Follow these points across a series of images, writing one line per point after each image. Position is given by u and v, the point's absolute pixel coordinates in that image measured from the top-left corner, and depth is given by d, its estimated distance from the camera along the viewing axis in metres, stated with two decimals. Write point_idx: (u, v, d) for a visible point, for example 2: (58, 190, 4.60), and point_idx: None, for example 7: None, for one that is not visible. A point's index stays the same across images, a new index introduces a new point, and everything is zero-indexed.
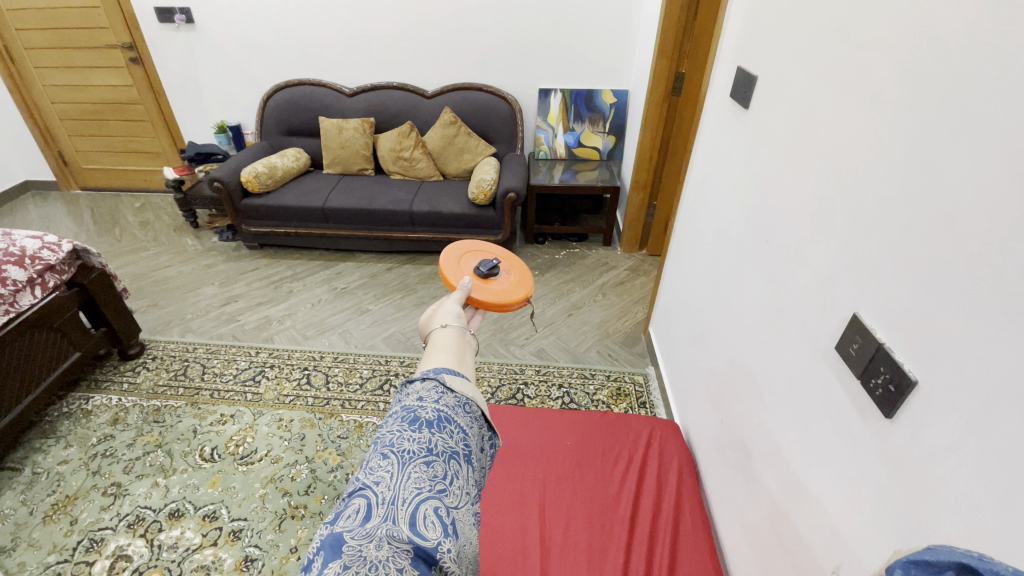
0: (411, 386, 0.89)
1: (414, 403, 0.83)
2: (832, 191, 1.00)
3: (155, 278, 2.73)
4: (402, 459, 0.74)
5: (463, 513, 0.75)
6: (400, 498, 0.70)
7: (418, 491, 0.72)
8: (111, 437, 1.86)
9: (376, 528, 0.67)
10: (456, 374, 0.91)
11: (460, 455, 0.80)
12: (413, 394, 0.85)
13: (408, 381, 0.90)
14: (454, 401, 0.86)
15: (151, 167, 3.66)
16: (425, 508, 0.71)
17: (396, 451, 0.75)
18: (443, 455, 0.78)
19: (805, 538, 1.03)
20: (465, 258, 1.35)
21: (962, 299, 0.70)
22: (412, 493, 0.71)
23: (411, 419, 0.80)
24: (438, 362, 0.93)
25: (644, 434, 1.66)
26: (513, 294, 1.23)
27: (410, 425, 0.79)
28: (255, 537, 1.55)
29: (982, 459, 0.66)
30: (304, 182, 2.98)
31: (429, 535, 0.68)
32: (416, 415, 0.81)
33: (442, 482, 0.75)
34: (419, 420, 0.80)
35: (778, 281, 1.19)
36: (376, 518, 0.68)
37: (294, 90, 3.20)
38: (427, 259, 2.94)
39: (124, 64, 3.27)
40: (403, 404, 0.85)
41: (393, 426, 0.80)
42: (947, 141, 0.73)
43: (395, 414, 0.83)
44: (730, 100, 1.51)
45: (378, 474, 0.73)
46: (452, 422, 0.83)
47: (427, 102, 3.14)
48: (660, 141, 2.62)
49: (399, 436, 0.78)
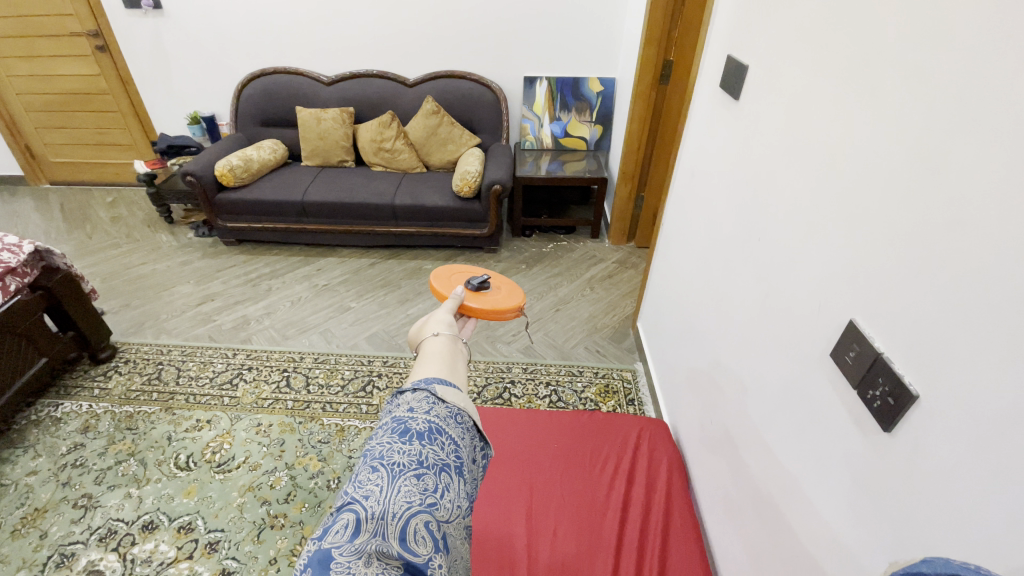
0: (401, 396, 0.82)
1: (404, 415, 0.77)
2: (826, 189, 0.95)
3: (128, 277, 2.63)
4: (392, 473, 0.69)
5: (454, 527, 0.70)
6: (389, 513, 0.65)
7: (408, 505, 0.66)
8: (81, 446, 1.79)
9: (364, 543, 0.62)
10: (447, 384, 0.84)
11: (451, 467, 0.74)
12: (403, 406, 0.79)
13: (399, 392, 0.83)
14: (446, 412, 0.79)
15: (123, 160, 3.52)
16: (415, 522, 0.66)
17: (386, 464, 0.70)
18: (434, 468, 0.72)
19: (794, 550, 1.00)
20: (455, 278, 1.31)
21: (966, 308, 0.65)
22: (402, 506, 0.66)
23: (401, 430, 0.74)
24: (429, 371, 0.86)
25: (633, 434, 1.62)
26: (507, 302, 1.18)
27: (400, 437, 0.73)
28: (233, 549, 1.49)
29: (986, 481, 0.62)
30: (283, 175, 2.89)
31: (419, 550, 0.64)
32: (406, 426, 0.75)
33: (433, 494, 0.69)
34: (409, 432, 0.74)
35: (770, 281, 1.15)
36: (365, 534, 0.63)
37: (270, 78, 3.08)
38: (411, 254, 2.86)
39: (91, 52, 3.12)
40: (393, 415, 0.78)
41: (383, 438, 0.74)
42: (953, 139, 0.68)
43: (384, 425, 0.77)
44: (719, 91, 1.45)
45: (367, 488, 0.67)
46: (443, 434, 0.76)
47: (409, 91, 3.04)
48: (648, 132, 2.56)
49: (389, 448, 0.72)
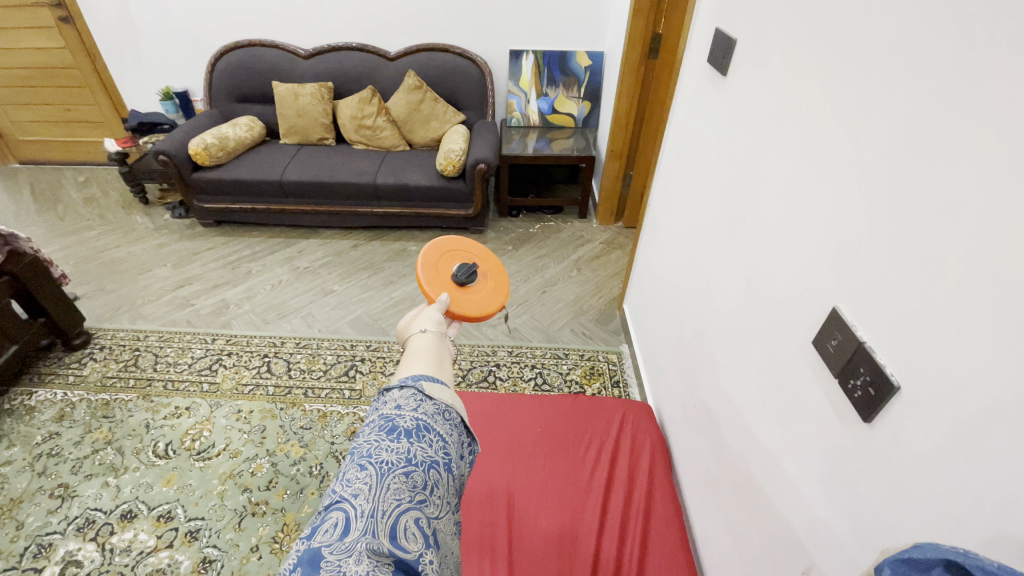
0: (387, 394, 0.78)
1: (390, 412, 0.73)
2: (813, 172, 0.91)
3: (102, 260, 2.55)
4: (381, 470, 0.66)
5: (444, 522, 0.69)
6: (379, 510, 0.62)
7: (399, 502, 0.64)
8: (57, 435, 1.75)
9: (355, 542, 0.59)
10: (435, 381, 0.81)
11: (439, 464, 0.71)
12: (390, 403, 0.75)
13: (384, 390, 0.79)
14: (433, 409, 0.76)
15: (94, 138, 3.39)
16: (406, 519, 0.64)
17: (374, 461, 0.66)
18: (423, 464, 0.69)
19: (772, 536, 1.00)
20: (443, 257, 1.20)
21: (953, 298, 0.63)
22: (392, 504, 0.63)
23: (388, 428, 0.71)
24: (415, 368, 0.83)
25: (616, 418, 1.61)
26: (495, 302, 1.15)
27: (387, 434, 0.70)
28: (213, 537, 1.48)
29: (965, 475, 0.60)
30: (260, 154, 2.79)
31: (410, 547, 0.62)
32: (393, 424, 0.71)
33: (422, 492, 0.67)
34: (396, 430, 0.71)
35: (754, 265, 1.12)
36: (355, 532, 0.60)
37: (244, 52, 2.95)
38: (395, 234, 2.81)
39: (55, 24, 2.96)
40: (379, 413, 0.75)
41: (369, 435, 0.71)
42: (945, 122, 0.64)
43: (370, 423, 0.73)
44: (707, 66, 1.40)
45: (355, 485, 0.64)
46: (432, 431, 0.73)
47: (390, 65, 2.93)
48: (636, 108, 2.50)
49: (377, 445, 0.68)
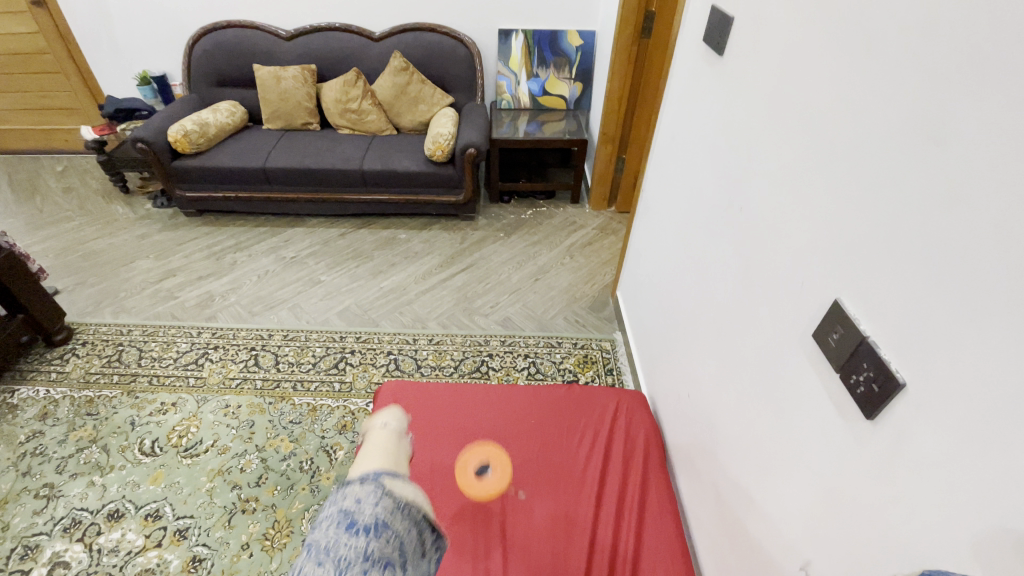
0: (348, 488, 0.89)
1: (351, 507, 0.84)
2: (815, 157, 0.87)
3: (82, 252, 2.48)
4: (338, 565, 0.76)
5: None
6: None
7: None
8: (40, 434, 1.71)
9: None
10: (391, 478, 0.95)
11: (393, 556, 0.82)
12: (350, 498, 0.86)
13: (345, 484, 0.90)
14: (391, 504, 0.87)
15: (71, 125, 3.27)
16: None
17: (332, 557, 0.77)
18: (378, 558, 0.79)
19: (768, 529, 0.99)
20: None
21: (963, 293, 0.60)
22: None
23: (346, 522, 0.82)
24: (371, 466, 0.99)
25: (611, 407, 1.58)
26: None
27: (345, 529, 0.81)
28: (203, 535, 1.46)
29: (974, 478, 0.58)
30: (243, 140, 2.71)
31: None
32: (352, 519, 0.82)
33: None
34: (355, 525, 0.81)
35: (751, 254, 1.08)
36: None
37: (223, 33, 2.84)
38: (384, 222, 2.75)
39: (26, 7, 2.83)
40: (341, 506, 0.85)
41: (328, 527, 0.82)
42: (959, 105, 0.60)
43: (331, 516, 0.84)
44: (702, 45, 1.34)
45: None
46: (388, 526, 0.84)
47: (375, 46, 2.84)
48: (629, 90, 2.44)
49: (335, 540, 0.79)
